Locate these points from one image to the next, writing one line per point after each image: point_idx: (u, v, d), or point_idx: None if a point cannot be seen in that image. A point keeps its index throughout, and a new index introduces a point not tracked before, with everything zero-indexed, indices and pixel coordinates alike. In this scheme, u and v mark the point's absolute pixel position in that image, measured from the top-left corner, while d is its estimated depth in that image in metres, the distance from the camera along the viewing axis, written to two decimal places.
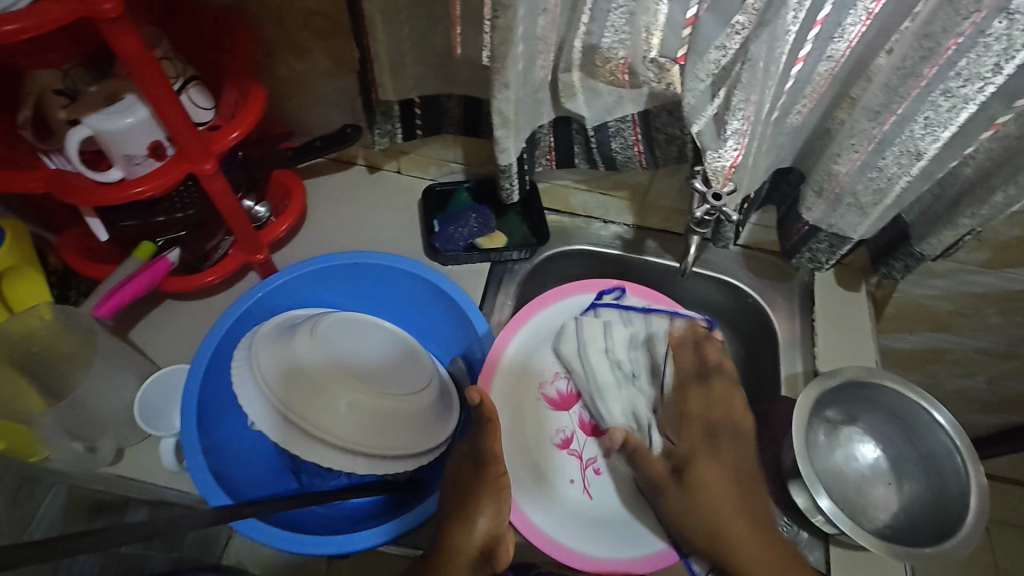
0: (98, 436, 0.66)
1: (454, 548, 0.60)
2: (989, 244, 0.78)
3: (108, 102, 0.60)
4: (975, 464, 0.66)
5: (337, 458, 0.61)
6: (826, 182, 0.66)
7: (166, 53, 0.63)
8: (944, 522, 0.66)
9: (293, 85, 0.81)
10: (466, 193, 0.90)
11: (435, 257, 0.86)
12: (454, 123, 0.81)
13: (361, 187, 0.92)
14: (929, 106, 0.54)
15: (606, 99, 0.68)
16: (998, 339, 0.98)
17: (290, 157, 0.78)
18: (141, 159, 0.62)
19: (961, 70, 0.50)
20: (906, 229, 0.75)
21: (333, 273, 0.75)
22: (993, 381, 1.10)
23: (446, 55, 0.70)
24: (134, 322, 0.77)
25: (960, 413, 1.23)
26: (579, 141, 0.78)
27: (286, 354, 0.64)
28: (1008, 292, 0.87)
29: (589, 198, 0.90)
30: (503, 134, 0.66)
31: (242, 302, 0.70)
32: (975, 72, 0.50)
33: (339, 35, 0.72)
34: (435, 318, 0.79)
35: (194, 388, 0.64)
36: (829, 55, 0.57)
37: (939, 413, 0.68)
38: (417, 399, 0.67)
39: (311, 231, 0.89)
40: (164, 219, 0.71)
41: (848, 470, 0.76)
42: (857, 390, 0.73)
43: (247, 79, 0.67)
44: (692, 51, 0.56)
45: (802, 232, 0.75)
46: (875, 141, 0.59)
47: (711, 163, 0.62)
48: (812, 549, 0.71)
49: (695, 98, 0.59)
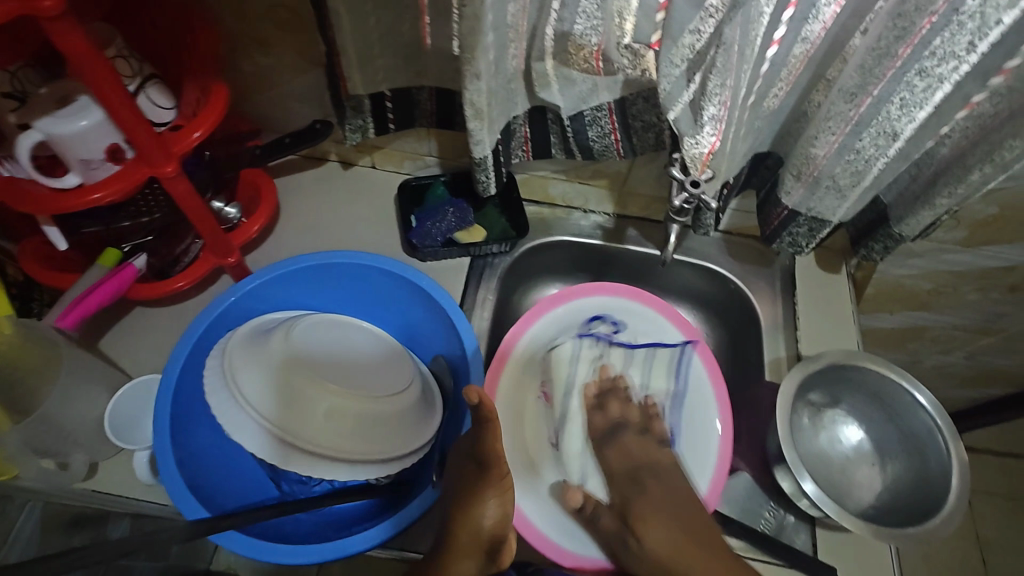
0: (69, 452, 0.64)
1: (459, 548, 0.59)
2: (966, 222, 0.79)
3: (60, 104, 0.57)
4: (956, 442, 0.66)
5: (318, 466, 0.60)
6: (804, 166, 0.66)
7: (119, 51, 0.60)
8: (927, 500, 0.67)
9: (259, 80, 0.78)
10: (442, 186, 0.88)
11: (413, 254, 0.84)
12: (427, 116, 0.79)
13: (335, 184, 0.90)
14: (905, 86, 0.53)
15: (580, 88, 0.67)
16: (976, 315, 0.99)
17: (259, 154, 0.76)
18: (99, 163, 0.59)
19: (935, 49, 0.50)
20: (884, 211, 0.75)
21: (308, 275, 0.73)
22: (972, 356, 1.12)
23: (415, 46, 0.68)
24: (102, 332, 0.74)
25: (940, 388, 1.25)
26: (555, 131, 0.76)
27: (261, 361, 0.62)
28: (984, 270, 0.87)
29: (568, 188, 0.88)
30: (477, 127, 0.64)
31: (213, 308, 0.68)
32: (950, 51, 0.49)
33: (305, 28, 0.70)
34: (415, 317, 0.77)
35: (165, 399, 0.62)
36: (803, 37, 0.56)
37: (921, 393, 0.69)
38: (397, 401, 0.66)
39: (285, 231, 0.86)
40: (129, 224, 0.68)
41: (833, 452, 0.76)
42: (839, 373, 0.74)
43: (208, 77, 0.63)
44: (666, 36, 0.55)
45: (782, 217, 0.74)
46: (852, 123, 0.59)
47: (689, 149, 0.61)
48: (798, 533, 0.71)
49: (670, 84, 0.57)
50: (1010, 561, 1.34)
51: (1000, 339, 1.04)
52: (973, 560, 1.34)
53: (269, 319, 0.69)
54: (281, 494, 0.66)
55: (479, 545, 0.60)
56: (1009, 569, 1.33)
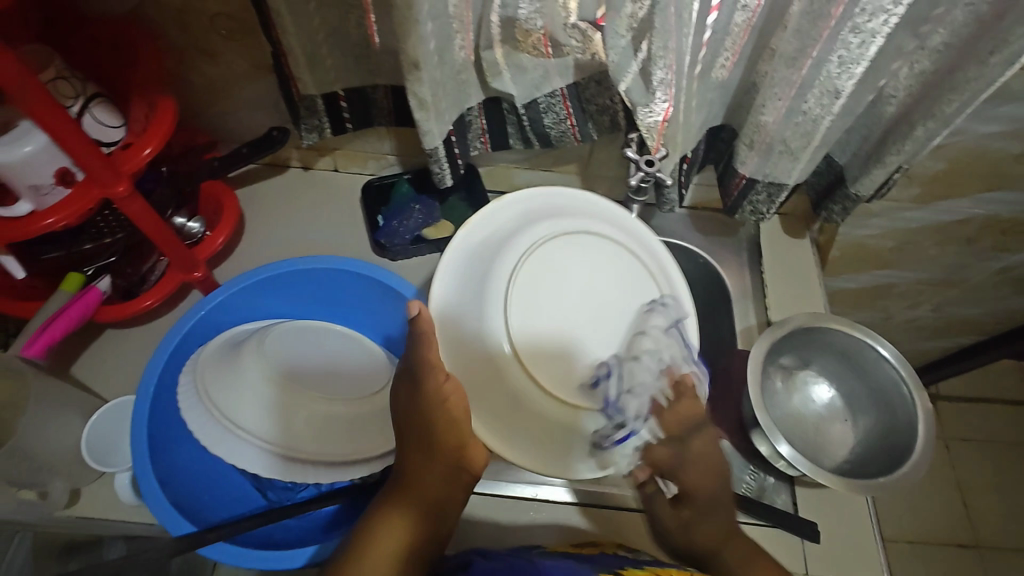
0: (50, 480, 0.64)
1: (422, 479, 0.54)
2: (920, 179, 0.81)
3: (3, 131, 0.56)
4: (920, 391, 0.69)
5: (304, 471, 0.62)
6: (756, 134, 0.67)
7: (58, 72, 0.59)
8: (898, 448, 0.69)
9: (210, 91, 0.77)
10: (406, 183, 0.87)
11: (382, 254, 0.85)
12: (385, 114, 0.78)
13: (299, 189, 0.89)
14: (841, 44, 0.55)
15: (533, 76, 0.68)
16: (938, 269, 1.02)
17: (217, 166, 0.74)
18: (49, 188, 0.58)
19: (864, 6, 0.51)
20: (841, 172, 0.76)
21: (282, 283, 0.73)
22: (939, 308, 1.15)
23: (364, 44, 0.68)
24: (73, 359, 0.74)
25: (912, 342, 1.29)
26: (511, 121, 0.77)
27: (238, 377, 0.62)
28: (942, 224, 0.90)
29: (533, 176, 0.89)
30: (423, 118, 0.65)
31: (183, 323, 0.67)
32: (879, 5, 0.51)
33: (250, 36, 0.69)
34: (389, 316, 0.77)
35: (139, 421, 0.60)
36: (743, 5, 0.57)
37: (883, 347, 0.71)
38: (372, 402, 0.66)
39: (251, 243, 0.86)
40: (91, 246, 0.67)
41: (806, 412, 0.78)
42: (804, 336, 0.76)
43: (155, 91, 0.63)
44: (609, 8, 0.56)
45: (741, 186, 0.74)
46: (796, 86, 0.60)
47: (644, 118, 0.61)
48: (778, 493, 0.73)
49: (618, 55, 0.58)
50: (989, 501, 1.39)
51: (963, 289, 1.08)
52: (953, 502, 1.39)
53: (240, 331, 0.69)
54: (268, 503, 0.67)
55: (436, 466, 0.54)
56: (989, 507, 1.39)
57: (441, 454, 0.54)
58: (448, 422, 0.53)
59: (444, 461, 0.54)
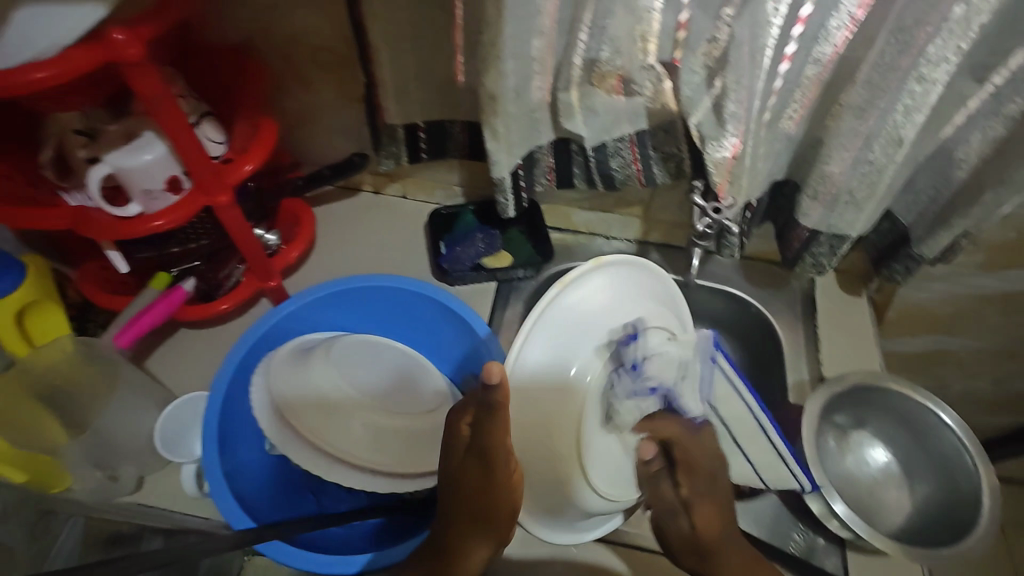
0: (120, 463, 0.68)
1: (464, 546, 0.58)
2: (985, 245, 0.80)
3: (127, 139, 0.62)
4: (985, 464, 0.67)
5: (359, 476, 0.64)
6: (821, 185, 0.68)
7: (181, 91, 0.65)
8: (959, 522, 0.67)
9: (300, 117, 0.83)
10: (470, 214, 0.91)
11: (443, 278, 0.88)
12: (459, 148, 0.83)
13: (369, 212, 0.94)
14: (907, 93, 0.57)
15: (604, 119, 0.71)
16: (999, 339, 0.99)
17: (301, 184, 0.85)
18: (158, 193, 0.64)
19: (930, 56, 0.54)
20: (904, 232, 0.76)
21: (351, 299, 0.77)
22: (1000, 381, 1.11)
23: (448, 82, 0.73)
24: (150, 352, 0.79)
25: (969, 414, 1.23)
26: (578, 162, 0.80)
27: (306, 379, 0.66)
28: (1007, 292, 0.88)
29: (591, 216, 0.92)
30: (494, 147, 0.69)
31: (257, 327, 0.71)
32: (942, 55, 0.54)
33: (343, 68, 0.75)
34: (447, 338, 0.79)
35: (213, 413, 0.64)
36: (815, 58, 0.59)
37: (946, 414, 0.70)
38: (427, 420, 0.68)
39: (321, 258, 0.91)
40: (178, 249, 0.73)
41: (860, 474, 0.76)
42: (863, 395, 0.75)
43: (259, 114, 0.70)
44: (685, 48, 0.60)
45: (803, 238, 0.75)
46: (863, 136, 0.62)
47: (713, 155, 0.64)
48: (828, 554, 0.71)
49: (690, 89, 0.61)
50: None
51: None
52: None
53: (308, 339, 0.73)
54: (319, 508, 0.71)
55: (481, 530, 0.58)
56: None
57: (482, 525, 0.57)
58: (485, 493, 0.56)
59: (485, 529, 0.58)
